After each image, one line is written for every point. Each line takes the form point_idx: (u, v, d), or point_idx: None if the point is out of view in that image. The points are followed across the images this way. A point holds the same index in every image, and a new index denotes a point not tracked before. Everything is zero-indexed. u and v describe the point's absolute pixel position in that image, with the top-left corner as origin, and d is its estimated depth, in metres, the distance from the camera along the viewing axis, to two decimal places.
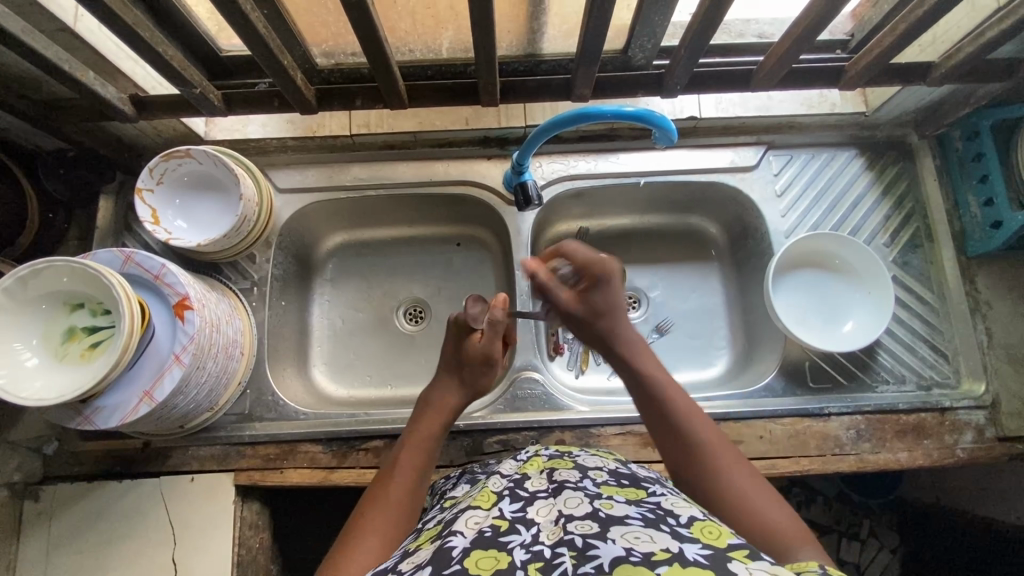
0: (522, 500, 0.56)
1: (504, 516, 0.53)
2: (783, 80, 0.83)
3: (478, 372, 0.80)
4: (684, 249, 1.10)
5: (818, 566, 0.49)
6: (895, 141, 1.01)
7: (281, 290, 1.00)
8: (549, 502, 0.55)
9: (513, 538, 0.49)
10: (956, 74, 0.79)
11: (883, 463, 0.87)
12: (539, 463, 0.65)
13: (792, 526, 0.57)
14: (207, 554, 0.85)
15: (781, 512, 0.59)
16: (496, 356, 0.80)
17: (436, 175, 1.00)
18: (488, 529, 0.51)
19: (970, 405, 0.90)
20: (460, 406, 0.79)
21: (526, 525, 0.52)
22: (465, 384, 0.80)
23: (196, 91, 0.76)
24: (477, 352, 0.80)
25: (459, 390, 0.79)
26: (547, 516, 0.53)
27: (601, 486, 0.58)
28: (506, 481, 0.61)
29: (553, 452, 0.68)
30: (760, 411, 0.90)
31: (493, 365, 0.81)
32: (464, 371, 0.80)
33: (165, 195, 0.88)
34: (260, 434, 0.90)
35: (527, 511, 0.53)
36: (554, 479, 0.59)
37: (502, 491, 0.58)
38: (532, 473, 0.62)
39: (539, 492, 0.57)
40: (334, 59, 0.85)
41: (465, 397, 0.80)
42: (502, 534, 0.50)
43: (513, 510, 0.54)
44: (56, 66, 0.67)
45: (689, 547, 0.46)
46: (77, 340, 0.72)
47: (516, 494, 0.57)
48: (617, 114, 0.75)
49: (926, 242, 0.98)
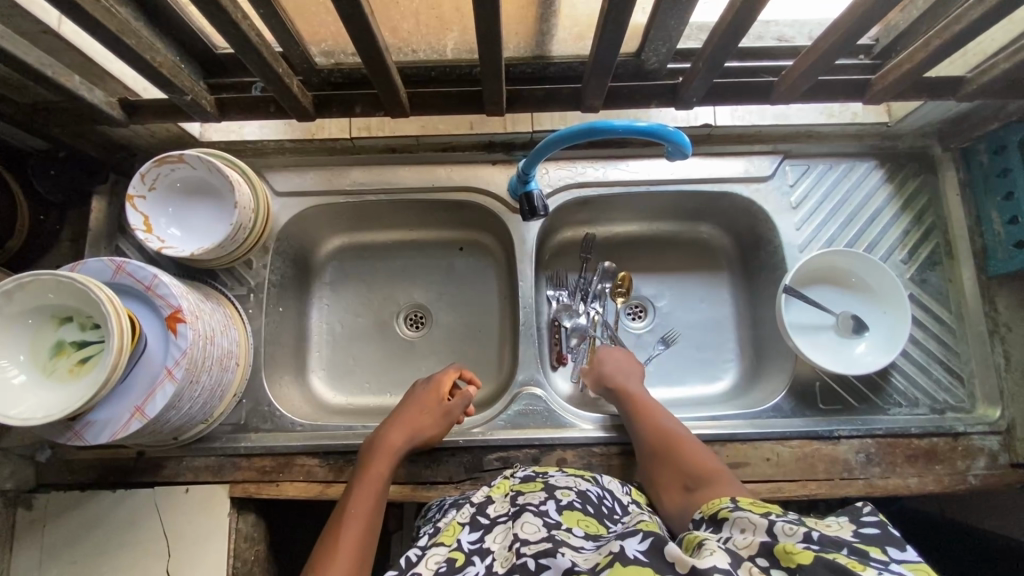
0: (481, 529, 0.65)
1: (462, 548, 0.62)
2: (805, 93, 0.79)
3: (434, 420, 0.84)
4: (692, 258, 1.08)
5: (731, 500, 0.61)
6: (917, 152, 0.97)
7: (279, 296, 0.97)
8: (508, 527, 0.63)
9: (470, 570, 0.59)
10: (989, 91, 0.74)
11: (893, 488, 0.85)
12: (507, 486, 0.73)
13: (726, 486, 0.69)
14: (201, 566, 0.84)
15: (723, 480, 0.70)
16: (457, 413, 0.85)
17: (438, 181, 0.97)
18: (446, 563, 0.60)
19: (985, 430, 0.87)
20: (410, 449, 0.82)
21: (482, 555, 0.61)
22: (419, 431, 0.83)
23: (187, 98, 0.72)
24: (446, 407, 0.85)
25: (405, 430, 0.82)
26: (503, 542, 0.61)
27: (564, 509, 0.64)
28: (471, 509, 0.69)
29: (528, 473, 0.76)
30: (768, 432, 0.87)
31: (450, 421, 0.85)
32: (429, 419, 0.84)
33: (158, 202, 0.84)
34: (255, 445, 0.88)
35: (485, 541, 0.63)
36: (517, 504, 0.67)
37: (467, 520, 0.67)
38: (496, 497, 0.71)
39: (500, 518, 0.66)
40: (334, 58, 0.80)
41: (415, 437, 0.82)
42: (458, 567, 0.59)
43: (471, 541, 0.63)
44: (40, 72, 0.64)
45: (630, 544, 0.53)
46: (65, 356, 0.70)
47: (477, 523, 0.66)
48: (628, 130, 0.71)
49: (945, 259, 0.94)
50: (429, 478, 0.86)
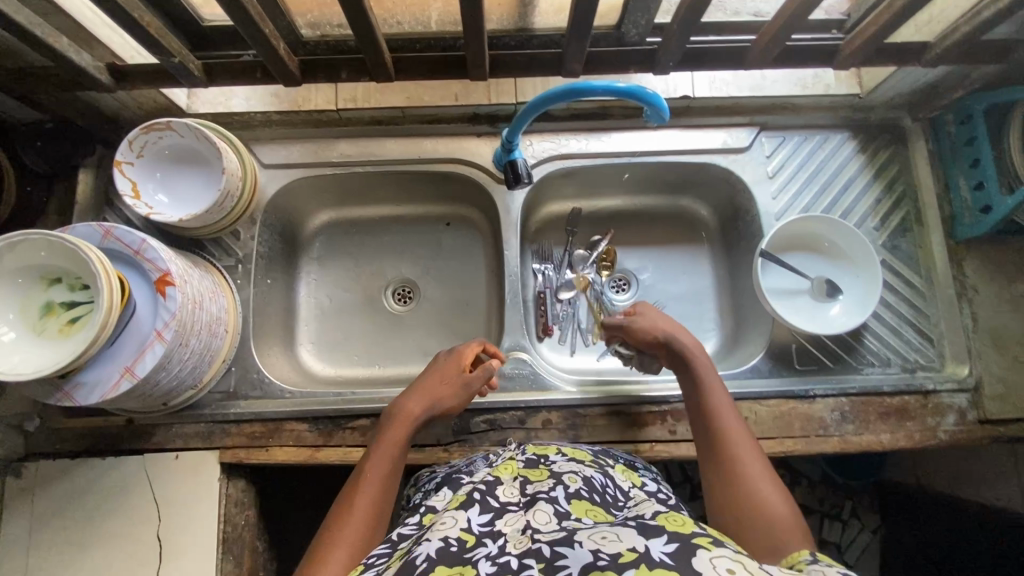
0: (492, 511, 0.60)
1: (471, 530, 0.57)
2: (777, 59, 0.81)
3: (446, 384, 0.81)
4: (674, 231, 1.10)
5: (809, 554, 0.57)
6: (889, 124, 1.00)
7: (268, 268, 0.98)
8: (519, 514, 0.59)
9: (479, 552, 0.54)
10: (952, 55, 0.78)
11: (866, 444, 0.88)
12: (513, 468, 0.69)
13: (790, 520, 0.63)
14: (192, 529, 0.85)
15: (787, 509, 0.64)
16: (473, 384, 0.82)
17: (424, 153, 0.98)
18: (455, 542, 0.55)
19: (954, 388, 0.90)
20: (426, 418, 0.79)
21: (493, 538, 0.56)
22: (433, 398, 0.80)
23: (175, 61, 0.73)
24: (461, 376, 0.82)
25: (424, 398, 0.80)
26: (515, 526, 0.57)
27: (572, 500, 0.62)
28: (477, 486, 0.64)
29: (530, 457, 0.73)
30: (746, 392, 0.90)
31: (467, 392, 0.82)
32: (446, 385, 0.81)
33: (146, 169, 0.85)
34: (245, 411, 0.89)
35: (495, 524, 0.58)
36: (526, 492, 0.63)
37: (473, 496, 0.62)
38: (505, 478, 0.66)
39: (510, 503, 0.61)
40: (320, 31, 0.82)
41: (434, 407, 0.80)
42: (468, 548, 0.54)
43: (481, 523, 0.58)
44: (27, 30, 0.65)
45: (655, 545, 0.49)
46: (54, 316, 0.71)
47: (486, 503, 0.61)
48: (608, 91, 0.73)
49: (915, 226, 0.97)
50: (416, 441, 0.88)
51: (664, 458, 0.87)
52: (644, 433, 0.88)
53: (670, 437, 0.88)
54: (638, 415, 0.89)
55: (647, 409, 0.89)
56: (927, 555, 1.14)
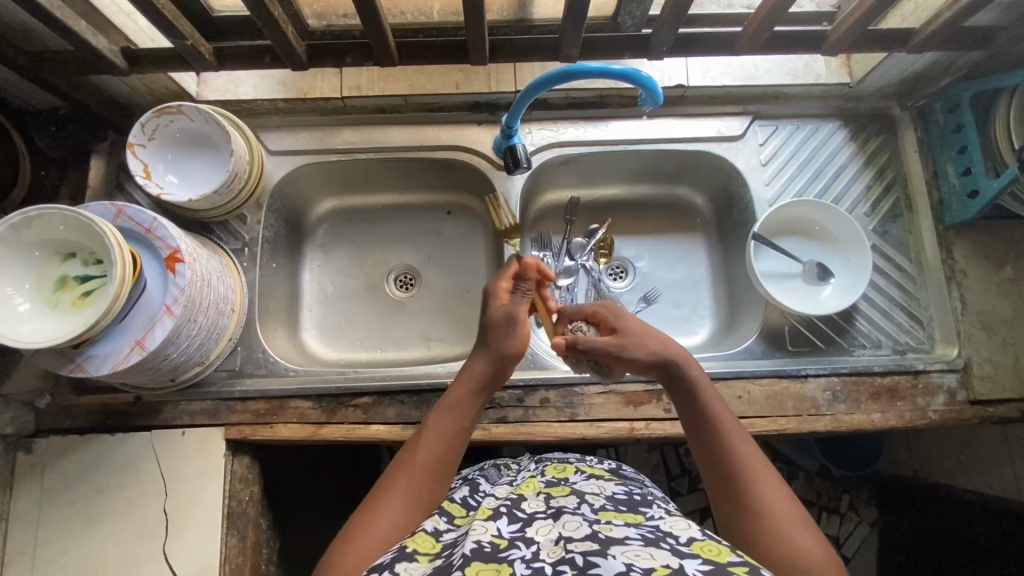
0: (520, 521, 0.59)
1: (503, 535, 0.56)
2: (767, 45, 0.84)
3: (503, 329, 0.76)
4: (670, 219, 1.13)
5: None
6: (879, 113, 1.03)
7: (273, 253, 1.01)
8: (549, 523, 0.58)
9: (513, 553, 0.53)
10: (936, 40, 0.80)
11: (858, 423, 0.90)
12: (536, 486, 0.69)
13: (817, 551, 0.55)
14: (197, 504, 0.87)
15: (807, 535, 0.57)
16: (518, 312, 0.76)
17: (426, 140, 1.01)
18: (488, 545, 0.55)
19: (943, 368, 0.92)
20: (498, 369, 0.75)
21: (526, 542, 0.55)
22: (490, 346, 0.76)
23: (187, 44, 0.76)
24: (499, 312, 0.77)
25: (484, 354, 0.76)
26: (546, 535, 0.56)
27: (599, 511, 0.62)
28: (503, 500, 0.64)
29: (550, 478, 0.73)
30: (739, 371, 0.92)
31: (517, 322, 0.76)
32: (496, 328, 0.76)
33: (157, 151, 0.88)
34: (250, 389, 0.92)
35: (526, 531, 0.57)
36: (552, 503, 0.63)
37: (500, 508, 0.62)
38: (528, 494, 0.66)
39: (537, 513, 0.61)
40: (326, 20, 0.86)
41: (496, 357, 0.75)
42: (501, 550, 0.54)
43: (511, 530, 0.58)
44: (48, 11, 0.68)
45: (689, 563, 0.50)
46: (68, 289, 0.73)
47: (514, 514, 0.61)
48: (603, 72, 0.76)
49: (905, 212, 1.00)
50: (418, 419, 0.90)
51: (659, 436, 0.89)
52: (640, 411, 0.90)
53: (666, 415, 0.90)
54: (634, 394, 0.91)
55: (642, 388, 0.91)
56: (923, 543, 1.15)
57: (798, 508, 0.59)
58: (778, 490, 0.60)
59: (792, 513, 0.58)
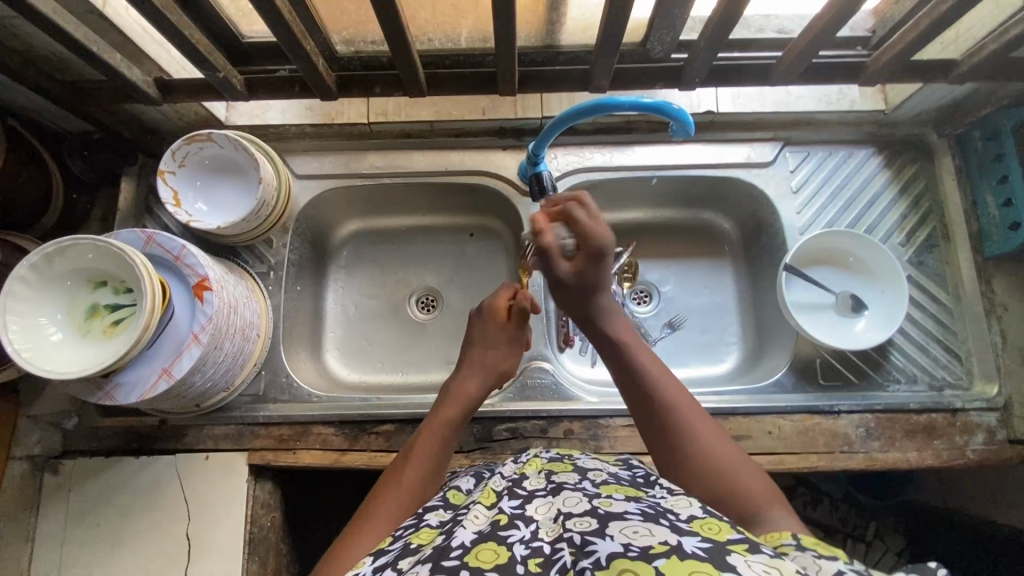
0: (520, 498, 0.58)
1: (505, 511, 0.55)
2: (803, 74, 0.82)
3: (499, 349, 0.83)
4: (696, 243, 1.11)
5: (791, 537, 0.55)
6: (913, 140, 1.00)
7: (297, 275, 1.01)
8: (548, 500, 0.57)
9: (513, 533, 0.51)
10: (979, 72, 0.78)
11: (891, 462, 0.87)
12: (538, 465, 0.67)
13: (761, 488, 0.62)
14: (219, 529, 0.87)
15: (752, 476, 0.63)
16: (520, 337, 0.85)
17: (451, 165, 1.01)
18: (489, 525, 0.53)
19: (982, 407, 0.89)
20: (485, 389, 0.80)
21: (526, 521, 0.53)
22: (486, 369, 0.81)
23: (220, 76, 0.77)
24: (503, 331, 0.84)
25: (477, 374, 0.81)
26: (547, 513, 0.54)
27: (600, 485, 0.60)
28: (505, 481, 0.63)
29: (554, 455, 0.71)
30: (770, 406, 0.90)
31: (515, 347, 0.85)
32: (496, 347, 0.83)
33: (187, 177, 0.89)
34: (273, 415, 0.92)
35: (526, 508, 0.55)
36: (553, 480, 0.61)
37: (503, 490, 0.61)
38: (531, 473, 0.65)
39: (537, 491, 0.60)
40: (354, 46, 0.85)
41: (488, 378, 0.81)
42: (502, 527, 0.52)
43: (513, 507, 0.56)
44: (86, 47, 0.69)
45: (688, 540, 0.48)
46: (99, 317, 0.74)
47: (515, 492, 0.59)
48: (634, 105, 0.75)
49: (942, 242, 0.97)
50: None
51: None
52: None
53: None
54: None
55: None
56: None
57: (743, 457, 0.65)
58: (715, 439, 0.66)
59: (731, 457, 0.64)
